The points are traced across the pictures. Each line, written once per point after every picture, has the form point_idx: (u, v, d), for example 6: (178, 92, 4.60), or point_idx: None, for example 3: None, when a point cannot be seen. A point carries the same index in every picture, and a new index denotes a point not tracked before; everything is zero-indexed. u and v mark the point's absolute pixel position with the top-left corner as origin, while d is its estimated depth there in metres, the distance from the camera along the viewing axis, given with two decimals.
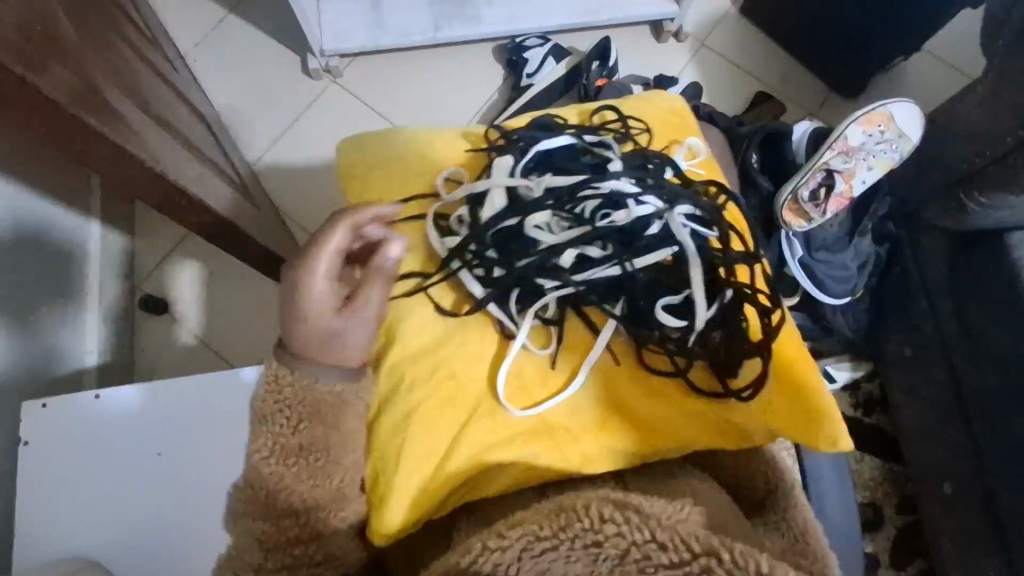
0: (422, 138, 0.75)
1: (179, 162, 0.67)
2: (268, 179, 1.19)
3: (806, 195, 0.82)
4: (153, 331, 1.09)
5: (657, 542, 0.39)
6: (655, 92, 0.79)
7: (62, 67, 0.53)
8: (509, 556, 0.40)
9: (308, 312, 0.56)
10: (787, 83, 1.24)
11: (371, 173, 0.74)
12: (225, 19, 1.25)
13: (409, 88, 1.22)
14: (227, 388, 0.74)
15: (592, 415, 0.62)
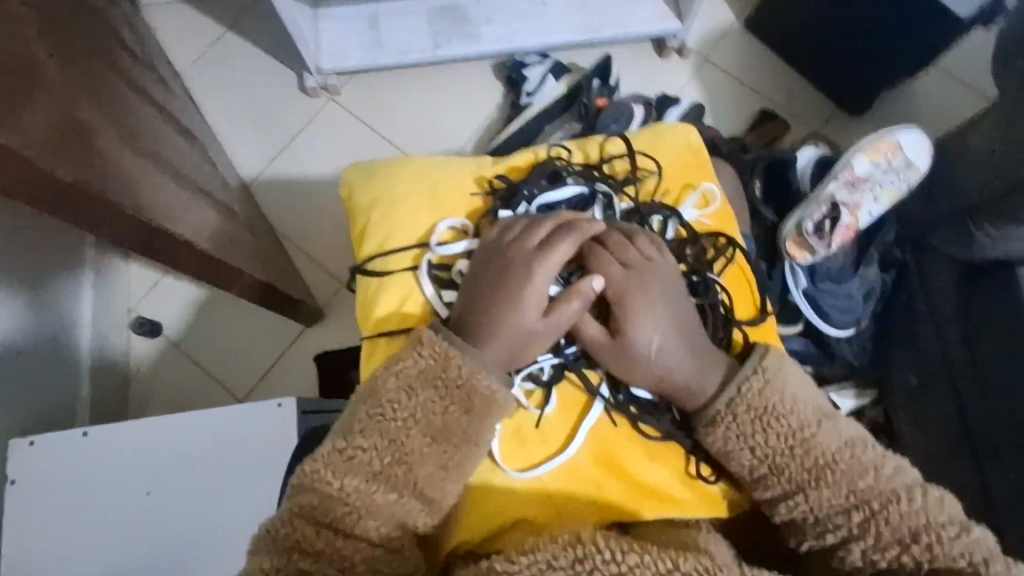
0: (426, 172, 0.72)
1: (155, 195, 0.64)
2: (261, 196, 1.17)
3: (812, 227, 0.79)
4: (146, 351, 1.08)
5: (677, 573, 0.47)
6: (676, 126, 0.76)
7: (34, 107, 0.51)
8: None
9: (527, 303, 0.59)
10: (792, 102, 1.21)
11: (378, 208, 0.71)
12: (222, 37, 1.24)
13: (406, 108, 1.21)
14: (221, 428, 0.73)
15: (589, 476, 0.61)
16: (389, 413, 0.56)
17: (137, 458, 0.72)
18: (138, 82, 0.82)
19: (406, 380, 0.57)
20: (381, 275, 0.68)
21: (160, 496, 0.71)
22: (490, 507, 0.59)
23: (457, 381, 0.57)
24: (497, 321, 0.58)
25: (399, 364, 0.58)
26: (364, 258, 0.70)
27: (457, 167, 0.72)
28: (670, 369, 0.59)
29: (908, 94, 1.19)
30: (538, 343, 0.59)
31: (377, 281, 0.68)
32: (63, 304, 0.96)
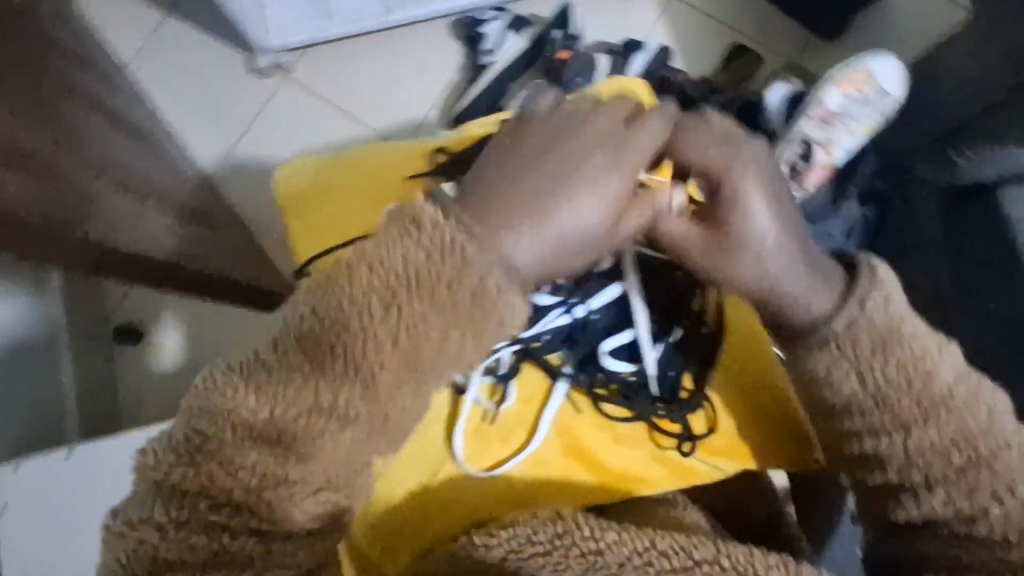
0: (367, 164, 0.69)
1: None
2: (225, 186, 1.14)
3: (791, 168, 0.76)
4: (131, 354, 1.07)
5: (653, 551, 0.45)
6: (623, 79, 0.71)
7: None
8: (495, 554, 0.47)
9: (585, 181, 0.43)
10: (765, 34, 1.16)
11: (313, 207, 0.68)
12: (164, 21, 1.18)
13: (363, 79, 1.16)
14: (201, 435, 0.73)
15: (558, 467, 0.59)
16: (329, 346, 0.39)
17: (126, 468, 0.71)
18: (75, 85, 0.78)
19: (367, 290, 0.39)
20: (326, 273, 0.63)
21: None
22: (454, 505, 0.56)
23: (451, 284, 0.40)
24: (525, 207, 0.42)
25: (378, 262, 0.39)
26: (307, 258, 0.65)
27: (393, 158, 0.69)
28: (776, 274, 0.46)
29: (884, 14, 1.13)
30: (589, 243, 0.44)
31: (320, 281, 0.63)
32: (45, 312, 0.92)
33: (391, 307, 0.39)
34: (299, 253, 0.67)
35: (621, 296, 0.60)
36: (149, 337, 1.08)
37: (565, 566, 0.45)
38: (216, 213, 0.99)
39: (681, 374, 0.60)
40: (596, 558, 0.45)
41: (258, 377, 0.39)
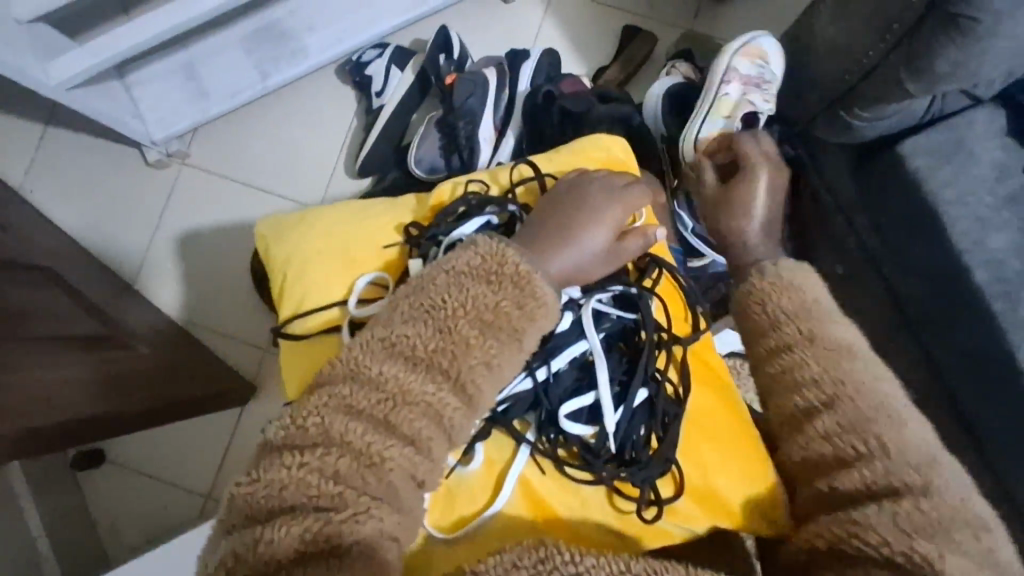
0: (344, 220, 0.71)
1: None
2: (150, 288, 1.11)
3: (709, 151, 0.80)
4: (101, 479, 1.07)
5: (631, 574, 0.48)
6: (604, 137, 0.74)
7: None
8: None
9: (599, 209, 0.62)
10: (654, 7, 1.13)
11: (292, 269, 0.70)
12: (46, 135, 1.14)
13: (262, 146, 1.13)
14: None
15: (523, 526, 0.59)
16: (416, 346, 0.50)
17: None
18: None
19: (457, 274, 0.54)
20: (303, 335, 0.67)
21: None
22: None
23: (522, 291, 0.54)
24: (559, 235, 0.59)
25: (455, 263, 0.54)
26: (288, 312, 0.69)
27: (372, 216, 0.71)
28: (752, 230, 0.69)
29: None
30: (602, 262, 0.61)
31: (294, 340, 0.68)
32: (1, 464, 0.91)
33: (461, 283, 0.53)
34: (281, 309, 0.69)
35: (588, 352, 0.61)
36: (112, 460, 1.07)
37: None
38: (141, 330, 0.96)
39: (646, 434, 0.60)
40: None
41: (355, 386, 0.48)
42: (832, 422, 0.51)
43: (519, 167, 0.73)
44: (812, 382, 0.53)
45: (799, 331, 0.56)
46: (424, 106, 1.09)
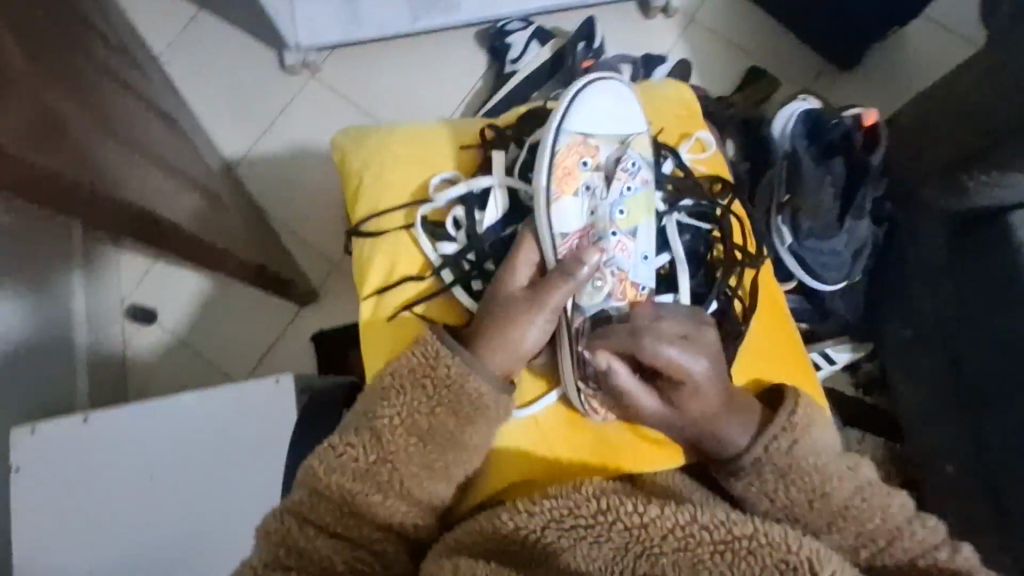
0: (414, 129, 0.78)
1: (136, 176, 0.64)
2: (249, 181, 1.15)
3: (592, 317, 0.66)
4: (145, 338, 1.07)
5: (695, 524, 0.55)
6: (664, 82, 0.82)
7: (23, 103, 0.50)
8: (535, 524, 0.57)
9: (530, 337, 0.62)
10: (780, 60, 1.19)
11: (369, 170, 0.76)
12: (197, 18, 1.21)
13: (389, 79, 1.18)
14: (245, 397, 0.73)
15: (586, 449, 0.66)
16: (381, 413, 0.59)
17: (115, 462, 0.71)
18: (118, 71, 0.80)
19: (398, 380, 0.60)
20: (375, 235, 0.73)
21: (166, 482, 0.71)
22: (502, 478, 0.65)
23: (446, 382, 0.59)
24: (501, 343, 0.61)
25: (398, 368, 0.60)
26: (361, 218, 0.75)
27: (443, 128, 0.78)
28: (721, 422, 0.61)
29: (896, 46, 1.17)
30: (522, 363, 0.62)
31: (373, 240, 0.73)
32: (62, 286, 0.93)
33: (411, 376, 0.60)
34: (355, 212, 0.75)
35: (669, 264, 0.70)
36: (162, 324, 1.08)
37: (609, 537, 0.56)
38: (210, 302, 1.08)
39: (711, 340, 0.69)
40: (640, 530, 0.55)
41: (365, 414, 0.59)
42: (780, 484, 0.60)
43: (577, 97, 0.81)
44: (771, 468, 0.61)
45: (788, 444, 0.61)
46: (549, 86, 1.10)
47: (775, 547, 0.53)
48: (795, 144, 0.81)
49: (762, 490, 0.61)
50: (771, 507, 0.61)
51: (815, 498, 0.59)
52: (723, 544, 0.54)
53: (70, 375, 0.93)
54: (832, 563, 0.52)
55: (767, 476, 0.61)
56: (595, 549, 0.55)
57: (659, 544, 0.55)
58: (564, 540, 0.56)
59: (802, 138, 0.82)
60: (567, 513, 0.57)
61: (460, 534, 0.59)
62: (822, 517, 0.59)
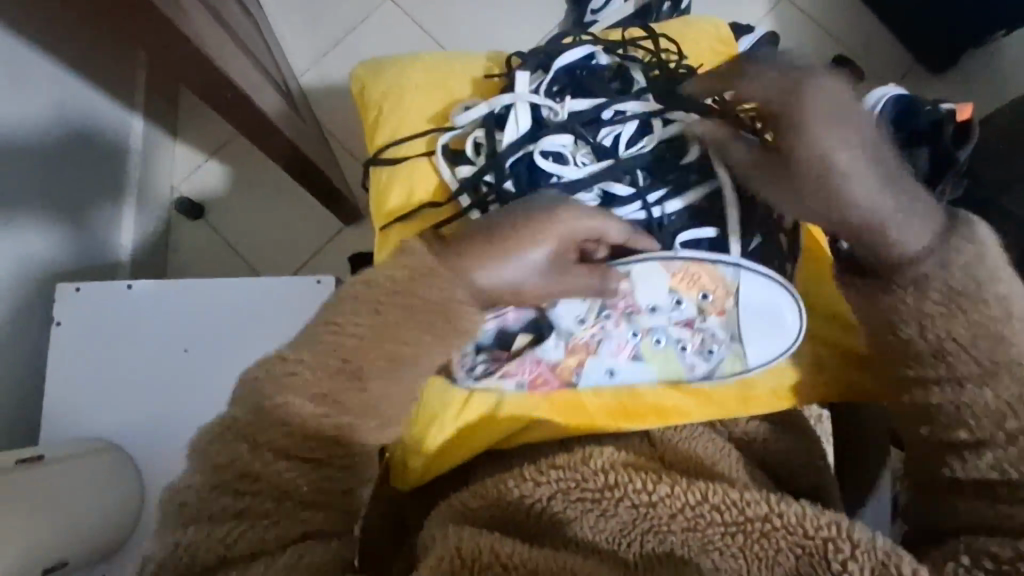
0: (438, 57, 0.74)
1: (212, 37, 0.63)
2: (309, 94, 1.12)
3: (526, 332, 0.60)
4: (187, 230, 1.07)
5: (706, 505, 0.46)
6: (706, 20, 0.77)
7: None
8: (542, 494, 0.48)
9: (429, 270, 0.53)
10: (870, 52, 1.12)
11: (393, 96, 0.72)
12: None
13: (463, 11, 1.13)
14: (283, 290, 0.73)
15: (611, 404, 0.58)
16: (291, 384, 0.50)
17: (152, 332, 0.72)
18: None
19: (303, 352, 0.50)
20: (396, 162, 0.69)
21: (199, 357, 0.72)
22: (498, 440, 0.57)
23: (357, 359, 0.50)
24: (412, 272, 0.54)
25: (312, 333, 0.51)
26: (376, 150, 0.71)
27: (466, 56, 0.74)
28: (872, 200, 0.51)
29: (994, 55, 1.10)
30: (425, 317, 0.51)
31: (393, 169, 0.69)
32: (109, 159, 0.94)
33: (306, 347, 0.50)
34: (376, 140, 0.71)
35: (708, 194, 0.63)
36: (210, 220, 1.07)
37: (615, 513, 0.46)
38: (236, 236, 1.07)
39: None
40: (649, 509, 0.46)
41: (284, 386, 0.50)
42: (946, 309, 0.50)
43: (630, 30, 0.75)
44: (937, 287, 0.50)
45: (952, 348, 0.50)
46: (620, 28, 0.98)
47: (793, 529, 0.44)
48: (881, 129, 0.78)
49: (914, 312, 0.51)
50: (917, 336, 0.51)
51: (980, 336, 0.49)
52: (736, 529, 0.44)
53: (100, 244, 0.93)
54: (856, 542, 0.43)
55: (929, 294, 0.51)
56: (603, 523, 0.46)
57: (668, 524, 0.45)
58: (569, 514, 0.47)
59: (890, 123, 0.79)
60: (570, 485, 0.48)
61: (468, 498, 0.50)
62: (974, 363, 0.49)
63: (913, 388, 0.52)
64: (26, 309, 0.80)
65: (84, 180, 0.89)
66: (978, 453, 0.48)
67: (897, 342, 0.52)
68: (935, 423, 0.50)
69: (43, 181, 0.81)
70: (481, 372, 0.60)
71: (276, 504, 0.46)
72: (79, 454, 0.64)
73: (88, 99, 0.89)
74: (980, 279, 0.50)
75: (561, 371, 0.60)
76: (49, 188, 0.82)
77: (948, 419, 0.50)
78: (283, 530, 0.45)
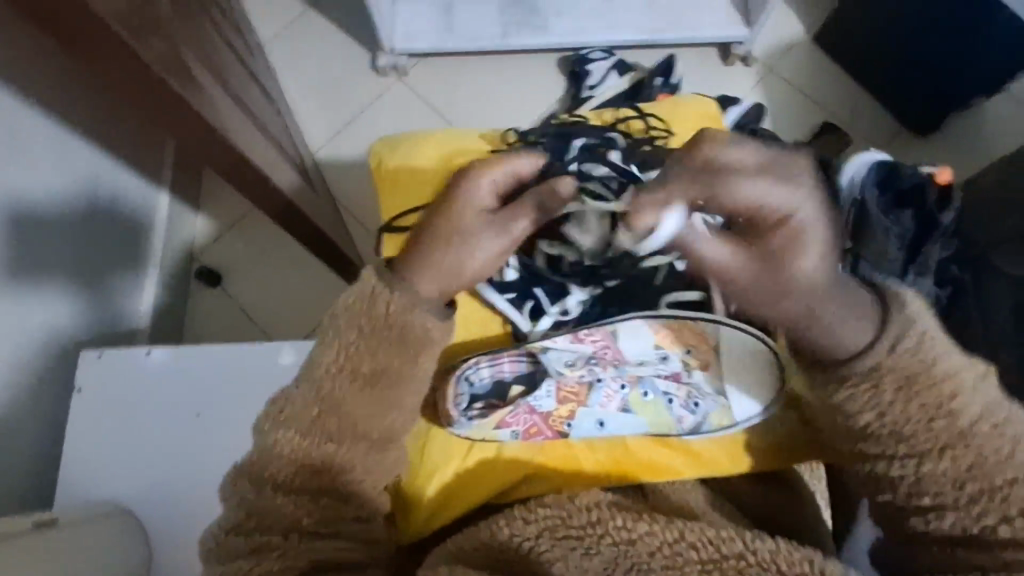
0: (445, 136, 0.79)
1: (234, 123, 0.69)
2: (324, 167, 1.19)
3: (519, 382, 0.62)
4: (206, 297, 1.12)
5: (682, 544, 0.45)
6: (694, 97, 0.82)
7: (159, 40, 0.58)
8: (529, 533, 0.48)
9: (456, 263, 0.56)
10: (856, 118, 1.18)
11: (404, 171, 0.77)
12: (305, 14, 1.24)
13: (469, 88, 1.21)
14: (295, 355, 0.76)
15: (603, 460, 0.59)
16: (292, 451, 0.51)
17: (165, 397, 0.75)
18: (231, 41, 0.87)
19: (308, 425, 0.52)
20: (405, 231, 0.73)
21: (208, 422, 0.74)
22: (491, 490, 0.59)
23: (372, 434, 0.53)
24: (445, 262, 0.56)
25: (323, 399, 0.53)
26: (390, 218, 0.76)
27: (472, 135, 0.80)
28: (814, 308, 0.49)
29: (976, 118, 1.15)
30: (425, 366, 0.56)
31: (402, 238, 0.73)
32: (139, 233, 1.00)
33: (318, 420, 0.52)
34: (389, 210, 0.76)
35: None
36: (227, 287, 1.12)
37: (597, 551, 0.45)
38: (252, 302, 1.11)
39: None
40: (628, 547, 0.45)
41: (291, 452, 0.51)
42: (900, 398, 0.47)
43: (624, 110, 0.81)
44: (890, 373, 0.48)
45: (918, 433, 0.47)
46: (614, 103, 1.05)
47: (766, 565, 0.44)
48: (865, 194, 0.81)
49: (867, 399, 0.48)
50: (872, 420, 0.48)
51: (935, 416, 0.47)
52: (713, 567, 0.44)
53: (124, 312, 0.98)
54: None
55: (882, 386, 0.48)
56: (585, 562, 0.45)
57: (648, 562, 0.45)
58: (552, 555, 0.46)
59: (873, 187, 0.82)
60: (555, 525, 0.48)
61: (460, 539, 0.50)
62: (931, 439, 0.47)
63: (874, 461, 0.49)
64: (50, 374, 0.83)
65: (110, 250, 0.94)
66: (937, 516, 0.47)
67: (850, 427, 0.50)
68: (896, 492, 0.48)
69: (73, 253, 0.87)
70: (476, 415, 0.61)
71: (287, 539, 0.48)
72: (91, 519, 0.66)
73: (121, 177, 0.96)
74: (929, 364, 0.47)
75: (554, 423, 0.61)
76: (79, 257, 0.88)
77: (909, 489, 0.48)
78: (293, 560, 0.48)
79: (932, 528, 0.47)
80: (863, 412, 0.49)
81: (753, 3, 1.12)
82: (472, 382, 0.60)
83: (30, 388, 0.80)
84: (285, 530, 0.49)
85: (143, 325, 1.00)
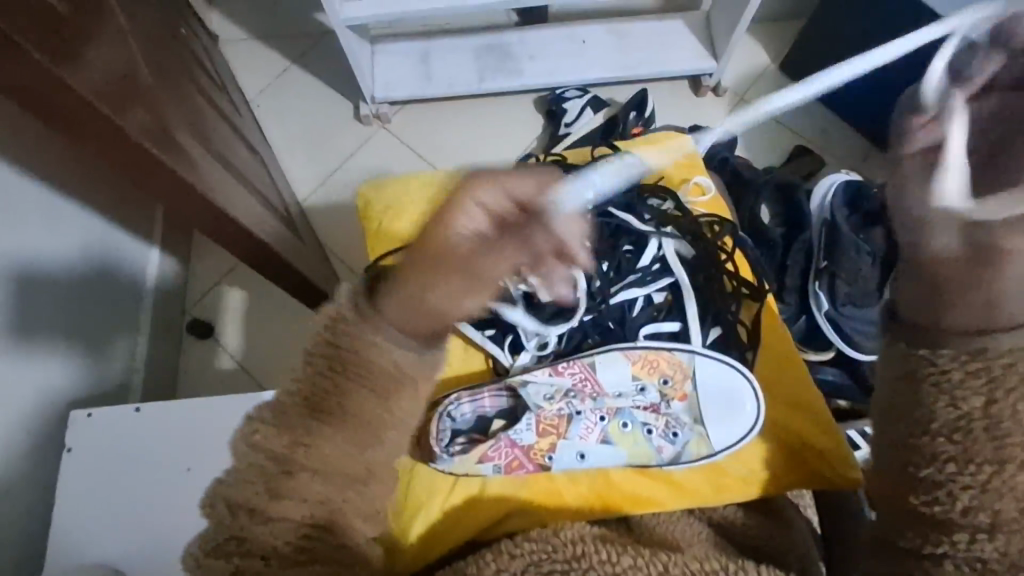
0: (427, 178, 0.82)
1: (217, 182, 0.72)
2: (311, 215, 1.21)
3: (500, 416, 0.63)
4: (198, 350, 1.12)
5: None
6: (669, 132, 0.83)
7: (140, 110, 0.60)
8: (515, 568, 0.46)
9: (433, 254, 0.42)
10: (828, 140, 1.21)
11: (386, 214, 0.79)
12: (289, 70, 1.29)
13: (450, 131, 1.25)
14: None
15: (586, 493, 0.60)
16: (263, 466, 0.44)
17: (154, 453, 0.75)
18: (215, 101, 0.90)
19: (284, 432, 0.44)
20: None
21: (200, 475, 0.74)
22: (475, 527, 0.58)
23: None
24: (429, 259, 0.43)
25: None
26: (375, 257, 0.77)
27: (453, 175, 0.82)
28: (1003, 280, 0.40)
29: None
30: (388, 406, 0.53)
31: None
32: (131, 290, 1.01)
33: None
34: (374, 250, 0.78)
35: (671, 290, 0.69)
36: (218, 338, 1.13)
37: None
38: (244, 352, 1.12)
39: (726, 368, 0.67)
40: None
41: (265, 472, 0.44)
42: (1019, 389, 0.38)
43: (600, 148, 0.84)
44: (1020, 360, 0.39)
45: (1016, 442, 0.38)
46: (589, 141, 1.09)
47: None
48: (834, 214, 0.84)
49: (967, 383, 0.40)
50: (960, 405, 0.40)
51: None
52: None
53: (117, 369, 0.98)
54: None
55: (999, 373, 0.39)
56: None
57: None
58: None
59: (841, 208, 0.85)
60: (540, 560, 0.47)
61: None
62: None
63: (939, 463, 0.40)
64: (41, 439, 0.83)
65: (102, 309, 0.95)
66: (989, 539, 0.38)
67: (934, 416, 0.40)
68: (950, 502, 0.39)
69: (66, 314, 0.88)
70: (457, 450, 0.61)
71: (265, 568, 0.41)
72: None
73: (112, 237, 0.97)
74: None
75: (535, 456, 0.61)
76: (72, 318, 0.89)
77: (968, 500, 0.39)
78: None
79: (977, 556, 0.38)
80: (966, 395, 0.39)
81: (717, 37, 1.16)
82: (453, 418, 0.62)
83: (25, 454, 0.80)
84: (264, 555, 0.41)
85: (136, 382, 1.01)
